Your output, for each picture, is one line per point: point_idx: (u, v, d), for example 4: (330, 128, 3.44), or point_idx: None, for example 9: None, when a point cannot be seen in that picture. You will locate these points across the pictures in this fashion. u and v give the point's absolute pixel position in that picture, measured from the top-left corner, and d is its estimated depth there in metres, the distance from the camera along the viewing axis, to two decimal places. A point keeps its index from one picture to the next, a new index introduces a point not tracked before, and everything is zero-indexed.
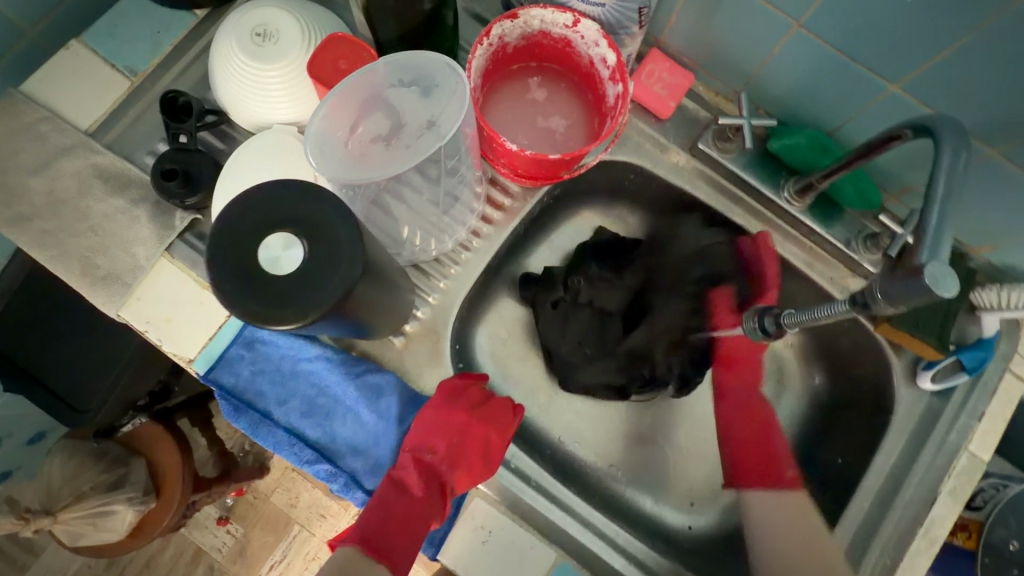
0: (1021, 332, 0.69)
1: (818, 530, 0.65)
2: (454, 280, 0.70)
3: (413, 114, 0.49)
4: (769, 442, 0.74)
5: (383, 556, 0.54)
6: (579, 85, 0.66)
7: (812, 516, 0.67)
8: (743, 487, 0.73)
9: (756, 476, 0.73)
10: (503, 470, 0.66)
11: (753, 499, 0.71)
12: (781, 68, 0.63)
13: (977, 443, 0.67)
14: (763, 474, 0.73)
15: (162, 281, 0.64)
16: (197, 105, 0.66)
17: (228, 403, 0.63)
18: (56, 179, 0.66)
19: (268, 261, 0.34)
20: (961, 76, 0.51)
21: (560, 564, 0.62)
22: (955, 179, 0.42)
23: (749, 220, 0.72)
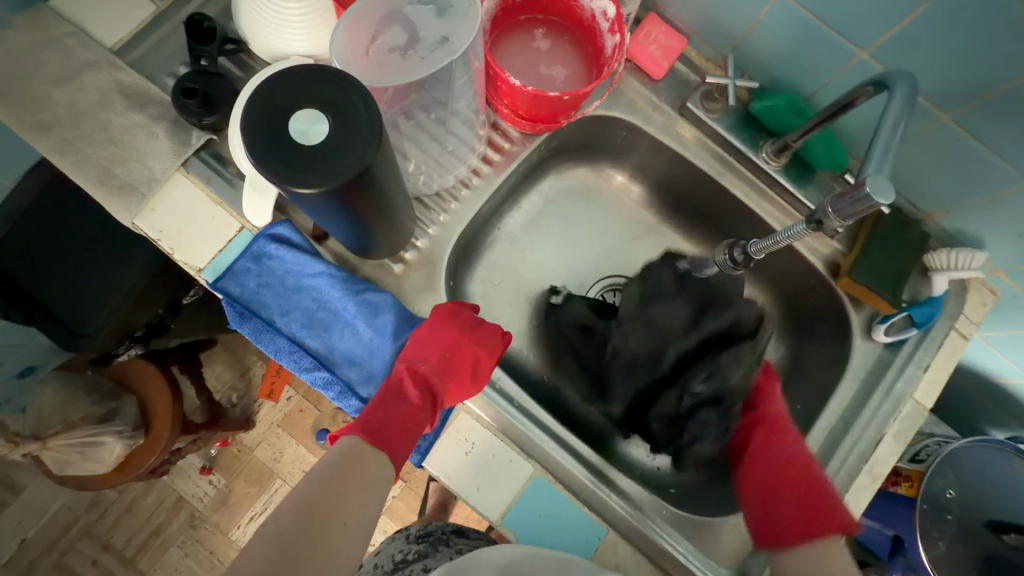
0: (968, 295, 0.76)
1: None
2: (452, 215, 0.75)
3: (428, 31, 0.53)
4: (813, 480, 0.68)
5: (384, 449, 0.58)
6: (580, 38, 0.71)
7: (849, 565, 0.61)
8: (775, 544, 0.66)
9: (818, 524, 0.65)
10: (488, 390, 0.70)
11: (790, 559, 0.64)
12: (766, 34, 0.68)
13: (922, 392, 0.73)
14: (815, 518, 0.65)
15: (176, 193, 0.68)
16: (220, 31, 0.70)
17: (233, 310, 0.67)
18: (78, 92, 0.69)
19: (297, 133, 0.39)
20: (921, 42, 0.57)
21: (535, 478, 0.68)
22: (905, 120, 0.48)
23: (729, 179, 0.78)
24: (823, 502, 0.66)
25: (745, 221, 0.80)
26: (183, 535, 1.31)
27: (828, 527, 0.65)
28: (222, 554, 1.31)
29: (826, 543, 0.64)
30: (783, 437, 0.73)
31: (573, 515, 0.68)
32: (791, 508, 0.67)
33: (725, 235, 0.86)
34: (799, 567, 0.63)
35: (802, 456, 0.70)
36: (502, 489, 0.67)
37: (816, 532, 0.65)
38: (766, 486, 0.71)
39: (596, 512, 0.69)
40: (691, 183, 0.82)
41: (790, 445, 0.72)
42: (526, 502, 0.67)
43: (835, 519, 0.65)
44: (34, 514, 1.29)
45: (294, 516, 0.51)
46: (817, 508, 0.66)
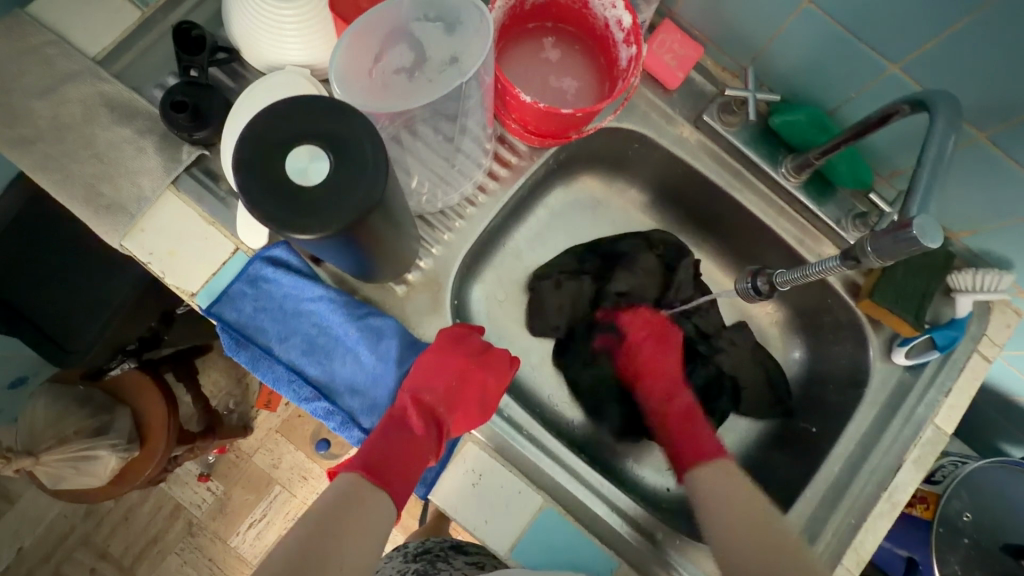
0: (991, 316, 0.73)
1: (759, 505, 0.63)
2: (458, 233, 0.71)
3: (437, 49, 0.50)
4: (697, 427, 0.73)
5: (385, 486, 0.55)
6: (592, 48, 0.67)
7: (756, 496, 0.64)
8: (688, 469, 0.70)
9: (693, 455, 0.71)
10: (496, 418, 0.68)
11: (697, 477, 0.68)
12: (789, 45, 0.65)
13: (943, 416, 0.71)
14: (695, 452, 0.71)
15: (167, 212, 0.65)
16: (210, 40, 0.66)
17: (229, 337, 0.63)
18: (60, 105, 0.65)
19: (295, 172, 0.36)
20: (956, 57, 0.54)
21: (545, 509, 0.65)
22: (947, 149, 0.45)
23: (746, 194, 0.75)
24: (707, 445, 0.71)
25: (761, 237, 0.77)
26: (180, 544, 1.28)
27: (708, 458, 0.69)
28: (221, 562, 1.28)
29: (715, 466, 0.68)
30: (670, 381, 0.78)
31: (585, 547, 0.65)
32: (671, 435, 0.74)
33: (739, 251, 0.83)
34: (707, 501, 0.65)
35: (685, 403, 0.76)
36: (511, 522, 0.64)
37: (703, 459, 0.69)
38: (669, 424, 0.75)
39: (608, 543, 0.66)
40: (704, 196, 0.78)
41: (678, 389, 0.78)
42: (535, 535, 0.64)
43: (705, 451, 0.70)
44: (29, 523, 1.26)
45: (287, 562, 0.47)
46: (698, 444, 0.72)
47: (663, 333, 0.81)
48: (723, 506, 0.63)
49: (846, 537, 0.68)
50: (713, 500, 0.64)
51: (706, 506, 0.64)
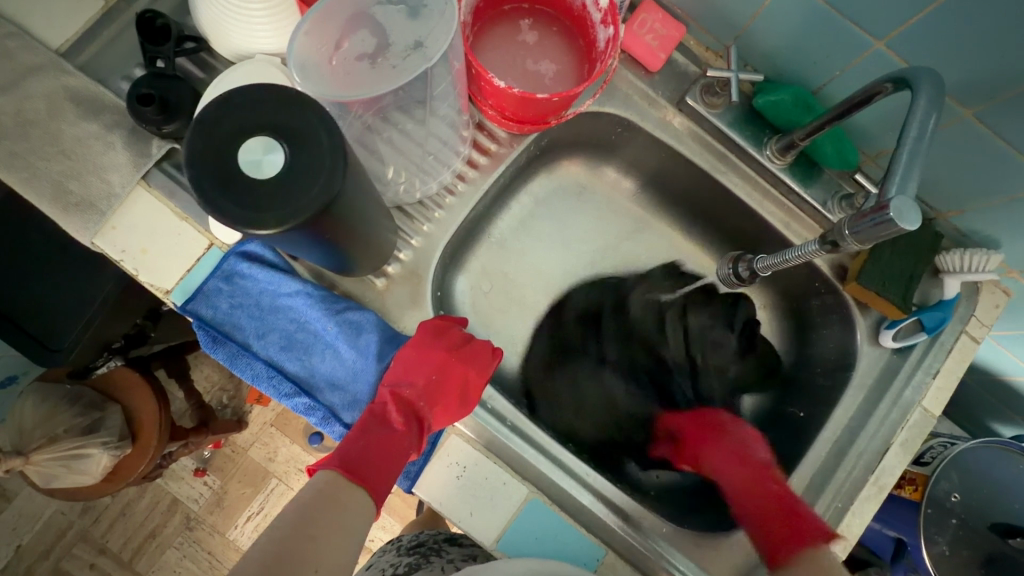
0: (979, 297, 0.73)
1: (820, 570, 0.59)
2: (437, 224, 0.70)
3: (400, 35, 0.48)
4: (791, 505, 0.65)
5: (363, 484, 0.54)
6: (570, 30, 0.65)
7: None
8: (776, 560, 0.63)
9: (784, 543, 0.63)
10: (479, 410, 0.67)
11: (790, 573, 0.61)
12: (770, 22, 0.63)
13: (930, 399, 0.71)
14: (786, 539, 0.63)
15: (139, 209, 0.63)
16: (175, 29, 0.64)
17: (206, 335, 0.62)
18: (24, 99, 0.63)
19: (249, 165, 0.35)
20: (941, 31, 0.52)
21: (531, 500, 0.65)
22: (928, 127, 0.44)
23: (731, 178, 0.73)
24: (800, 520, 0.63)
25: (747, 221, 0.76)
26: (178, 538, 1.28)
27: (809, 538, 0.62)
28: (220, 554, 1.28)
29: (810, 560, 0.60)
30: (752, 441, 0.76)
31: (571, 536, 0.65)
32: (759, 507, 0.67)
33: (726, 236, 0.81)
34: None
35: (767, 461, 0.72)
36: (497, 512, 0.64)
37: (795, 547, 0.62)
38: (750, 511, 0.68)
39: (594, 532, 0.66)
40: (689, 180, 0.77)
41: (755, 466, 0.71)
42: (522, 525, 0.64)
43: (809, 530, 0.62)
44: (28, 520, 1.26)
45: (262, 563, 0.45)
46: (795, 516, 0.64)
47: (702, 423, 0.79)
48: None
49: (834, 520, 0.68)
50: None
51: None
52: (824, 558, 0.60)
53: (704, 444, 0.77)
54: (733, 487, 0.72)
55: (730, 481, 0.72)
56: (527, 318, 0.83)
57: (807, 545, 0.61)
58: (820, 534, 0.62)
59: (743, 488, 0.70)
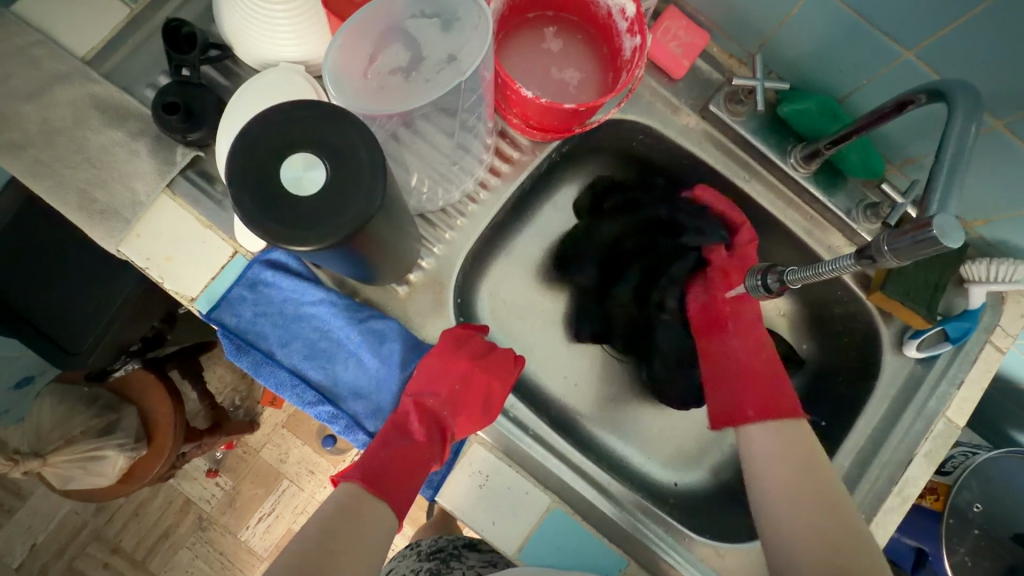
0: (1005, 307, 0.72)
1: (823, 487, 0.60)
2: (459, 231, 0.70)
3: (432, 48, 0.48)
4: (775, 384, 0.70)
5: (384, 497, 0.55)
6: (595, 38, 0.65)
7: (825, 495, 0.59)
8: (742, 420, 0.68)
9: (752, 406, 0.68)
10: (502, 419, 0.67)
11: (755, 433, 0.66)
12: (799, 29, 0.62)
13: (955, 409, 0.70)
14: (765, 406, 0.68)
15: (164, 217, 0.63)
16: (201, 37, 0.63)
17: (230, 343, 0.63)
18: (50, 108, 0.63)
19: (290, 182, 0.35)
20: (975, 43, 0.51)
21: (553, 509, 0.65)
22: (968, 139, 0.43)
23: (753, 185, 0.73)
24: (778, 394, 0.68)
25: (769, 229, 0.76)
26: (192, 538, 1.29)
27: (783, 413, 0.67)
28: (232, 555, 1.29)
29: (785, 430, 0.65)
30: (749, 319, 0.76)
31: (592, 546, 0.65)
32: (743, 376, 0.72)
33: (746, 243, 0.81)
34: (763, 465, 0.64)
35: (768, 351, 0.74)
36: (520, 522, 0.64)
37: (771, 411, 0.67)
38: (741, 370, 0.72)
39: (615, 541, 0.66)
40: (710, 186, 0.77)
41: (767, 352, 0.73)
42: (545, 534, 0.64)
43: (782, 407, 0.67)
44: (42, 519, 1.27)
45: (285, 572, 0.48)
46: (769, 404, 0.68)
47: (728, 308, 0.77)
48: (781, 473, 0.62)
49: None
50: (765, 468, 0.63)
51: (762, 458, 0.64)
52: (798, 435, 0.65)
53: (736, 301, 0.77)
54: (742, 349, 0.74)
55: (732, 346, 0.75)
56: (546, 324, 0.83)
57: (776, 414, 0.67)
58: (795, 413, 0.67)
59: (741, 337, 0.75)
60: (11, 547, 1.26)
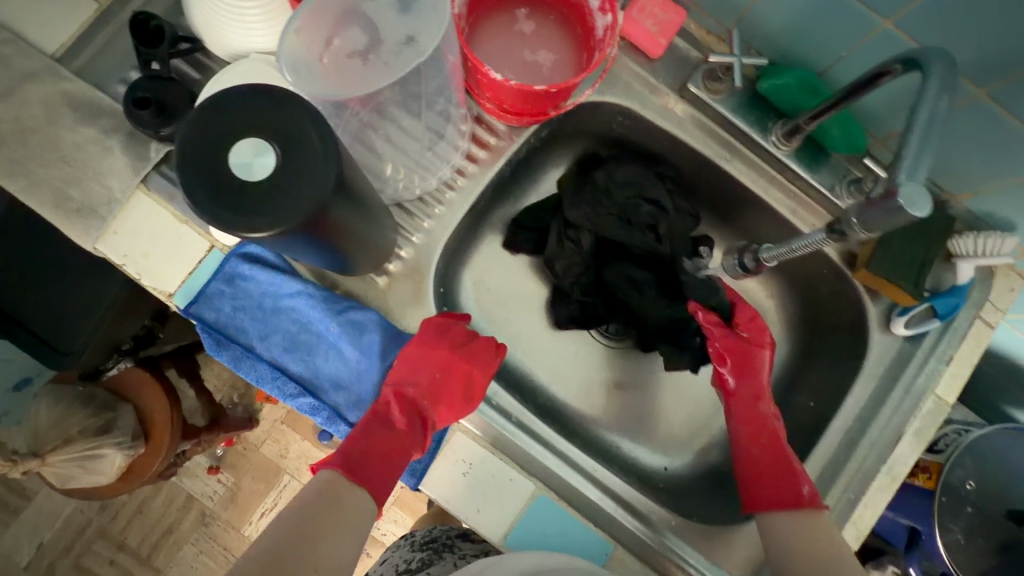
0: (993, 281, 0.71)
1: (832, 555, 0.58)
2: (438, 220, 0.69)
3: (391, 31, 0.48)
4: (787, 456, 0.68)
5: (361, 484, 0.56)
6: (568, 18, 0.64)
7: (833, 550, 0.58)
8: (755, 506, 0.67)
9: (770, 491, 0.66)
10: (485, 407, 0.67)
11: (769, 522, 0.64)
12: (774, 3, 0.61)
13: (944, 386, 0.69)
14: (778, 489, 0.65)
15: (138, 213, 0.63)
16: (169, 30, 0.63)
17: (210, 337, 0.63)
18: (21, 106, 0.63)
19: (240, 167, 0.35)
20: (954, 9, 0.50)
21: (538, 496, 0.65)
22: (939, 108, 0.42)
23: (736, 165, 0.72)
24: (795, 483, 0.65)
25: (753, 209, 0.75)
26: (195, 534, 1.30)
27: (796, 502, 0.64)
28: (236, 550, 1.30)
29: (802, 516, 0.62)
30: (758, 379, 0.74)
31: (577, 532, 0.65)
32: (756, 455, 0.70)
33: (731, 224, 0.80)
34: (766, 511, 0.65)
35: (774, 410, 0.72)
36: (505, 509, 0.64)
37: (787, 505, 0.64)
38: (755, 457, 0.70)
39: (602, 526, 0.66)
40: (688, 166, 0.76)
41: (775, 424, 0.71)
42: (530, 521, 0.64)
43: (799, 499, 0.64)
44: (47, 519, 1.29)
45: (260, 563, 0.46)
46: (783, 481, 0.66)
47: (742, 351, 0.75)
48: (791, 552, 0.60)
49: (845, 510, 0.67)
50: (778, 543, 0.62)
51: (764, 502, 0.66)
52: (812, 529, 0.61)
53: (742, 369, 0.75)
54: (745, 403, 0.73)
55: (743, 409, 0.73)
56: (530, 312, 0.83)
57: (793, 504, 0.63)
58: (810, 499, 0.63)
59: (747, 426, 0.72)
60: (19, 546, 1.28)
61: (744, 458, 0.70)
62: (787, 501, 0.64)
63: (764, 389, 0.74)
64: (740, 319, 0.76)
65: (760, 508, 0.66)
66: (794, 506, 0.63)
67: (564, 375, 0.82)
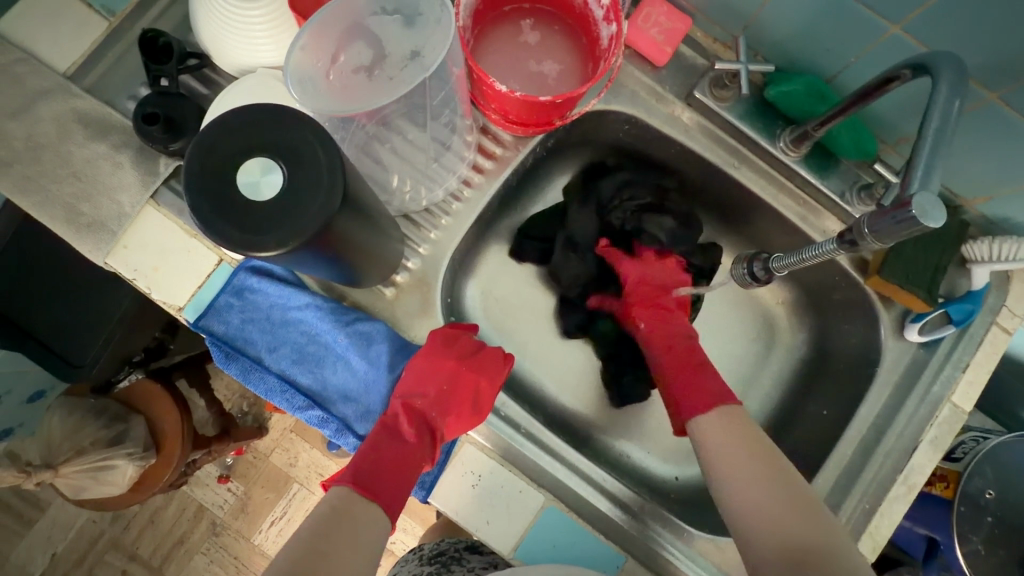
0: (1010, 286, 0.70)
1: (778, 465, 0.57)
2: (445, 231, 0.69)
3: (396, 45, 0.49)
4: (706, 373, 0.67)
5: (376, 498, 0.55)
6: (572, 28, 0.64)
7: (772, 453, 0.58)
8: (687, 416, 0.65)
9: (691, 401, 0.65)
10: (493, 418, 0.67)
11: (702, 428, 0.62)
12: (780, 10, 0.60)
13: (961, 394, 0.68)
14: (700, 399, 0.64)
15: (148, 227, 0.64)
16: (179, 46, 0.63)
17: (218, 350, 0.63)
18: (34, 123, 0.64)
19: (247, 187, 0.35)
20: (964, 14, 0.49)
21: (548, 507, 0.64)
22: (950, 116, 0.42)
23: (744, 172, 0.71)
24: (713, 385, 0.65)
25: (762, 216, 0.74)
26: (205, 544, 1.31)
27: (717, 400, 0.64)
28: (246, 559, 1.30)
29: (726, 417, 0.62)
30: (668, 312, 0.75)
31: (588, 544, 0.64)
32: (672, 374, 0.69)
33: (740, 231, 0.80)
34: (707, 449, 0.60)
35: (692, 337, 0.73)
36: (514, 521, 0.64)
37: (714, 407, 0.63)
38: (670, 371, 0.69)
39: (613, 538, 0.66)
40: (696, 173, 0.75)
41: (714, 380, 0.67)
42: (540, 533, 0.64)
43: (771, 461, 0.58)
44: (61, 529, 1.30)
45: None
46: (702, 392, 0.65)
47: (651, 295, 0.77)
48: (722, 462, 0.58)
49: (861, 522, 0.66)
50: (709, 452, 0.60)
51: (719, 459, 0.59)
52: (742, 426, 0.61)
53: (648, 309, 0.76)
54: (650, 332, 0.74)
55: (660, 340, 0.73)
56: (538, 321, 0.83)
57: (718, 403, 0.63)
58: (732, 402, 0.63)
59: (660, 353, 0.72)
60: (32, 557, 1.28)
61: (663, 383, 0.69)
62: (707, 404, 0.64)
63: (682, 325, 0.74)
64: (644, 264, 0.79)
65: (692, 413, 0.64)
66: (715, 407, 0.63)
67: (574, 386, 0.82)
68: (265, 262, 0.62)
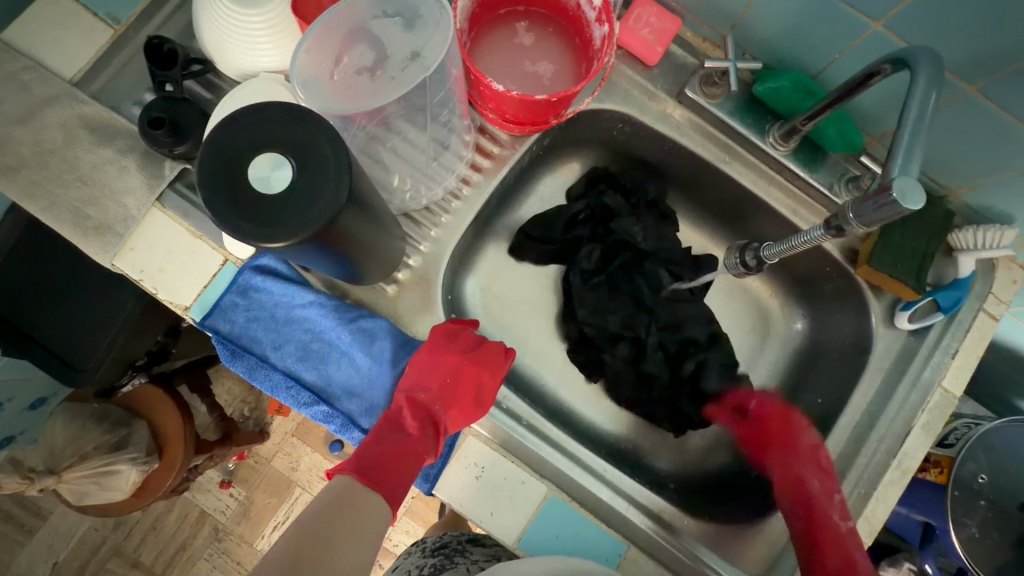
0: (995, 274, 0.72)
1: None
2: (444, 228, 0.71)
3: (397, 47, 0.50)
4: (846, 534, 0.63)
5: (378, 487, 0.56)
6: (566, 30, 0.66)
7: None
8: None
9: (828, 561, 0.62)
10: (494, 411, 0.68)
11: None
12: (767, 9, 0.62)
13: (950, 378, 0.70)
14: (826, 549, 0.63)
15: (154, 229, 0.65)
16: (182, 53, 0.65)
17: (224, 349, 0.64)
18: (41, 130, 0.65)
19: (258, 181, 0.37)
20: (942, 9, 0.51)
21: (550, 497, 0.66)
22: (927, 106, 0.44)
23: (735, 166, 0.73)
24: (863, 566, 0.61)
25: (754, 210, 0.76)
26: (208, 549, 1.31)
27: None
28: (249, 563, 1.30)
29: None
30: (802, 450, 0.70)
31: (590, 533, 0.65)
32: (803, 531, 0.66)
33: (733, 225, 0.82)
34: None
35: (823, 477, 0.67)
36: (517, 511, 0.65)
37: None
38: (800, 513, 0.66)
39: (614, 527, 0.67)
40: (689, 169, 0.77)
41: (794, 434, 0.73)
42: (543, 523, 0.65)
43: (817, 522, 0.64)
44: (63, 537, 1.30)
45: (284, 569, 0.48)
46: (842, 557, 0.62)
47: (765, 428, 0.76)
48: None
49: (856, 506, 0.67)
50: None
51: None
52: None
53: (767, 447, 0.75)
54: (781, 465, 0.72)
55: (788, 481, 0.70)
56: (537, 316, 0.84)
57: None
58: None
59: (790, 486, 0.69)
60: (34, 566, 1.28)
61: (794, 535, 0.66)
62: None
63: (820, 459, 0.68)
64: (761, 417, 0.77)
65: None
66: None
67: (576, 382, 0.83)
68: (269, 261, 0.63)
